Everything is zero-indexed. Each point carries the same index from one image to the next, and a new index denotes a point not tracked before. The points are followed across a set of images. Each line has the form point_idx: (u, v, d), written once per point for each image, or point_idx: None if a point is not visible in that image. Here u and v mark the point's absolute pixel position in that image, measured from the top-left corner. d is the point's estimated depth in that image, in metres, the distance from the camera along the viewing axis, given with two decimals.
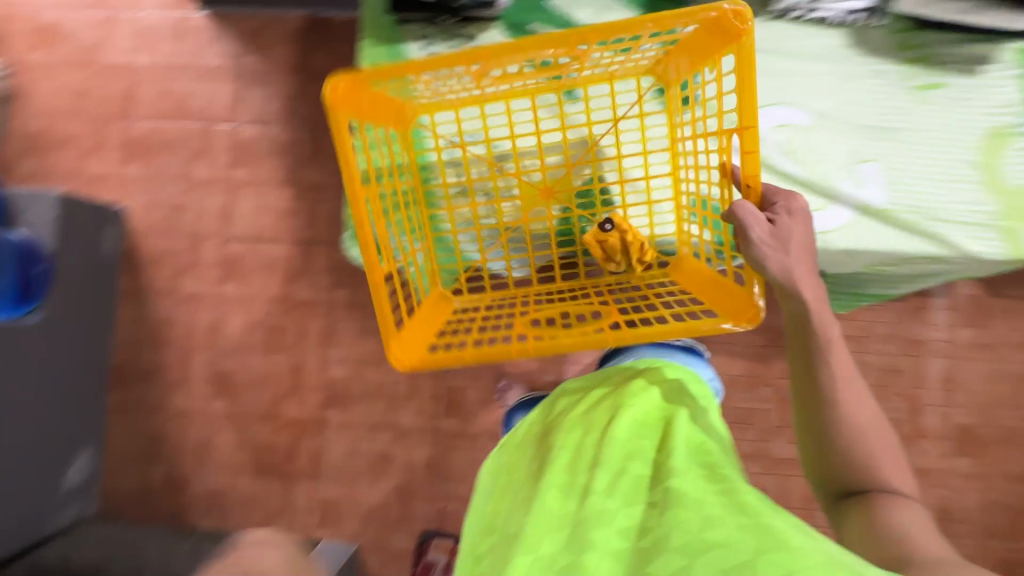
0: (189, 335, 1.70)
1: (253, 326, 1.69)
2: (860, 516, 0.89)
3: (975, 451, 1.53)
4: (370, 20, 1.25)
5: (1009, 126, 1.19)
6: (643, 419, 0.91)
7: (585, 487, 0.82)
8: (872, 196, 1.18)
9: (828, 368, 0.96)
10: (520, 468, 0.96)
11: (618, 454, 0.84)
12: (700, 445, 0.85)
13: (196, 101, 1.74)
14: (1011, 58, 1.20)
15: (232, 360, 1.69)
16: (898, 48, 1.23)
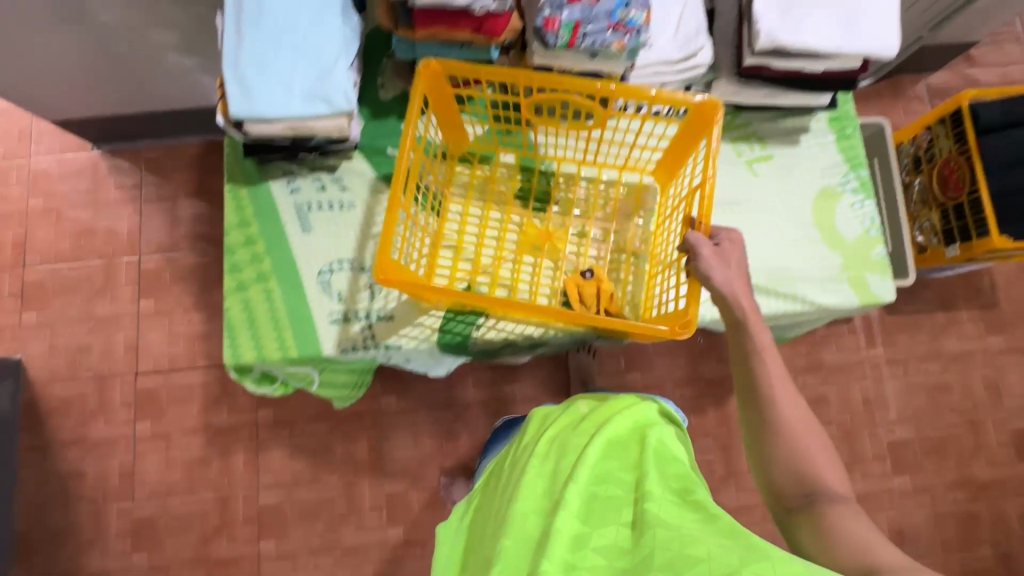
0: (102, 483, 1.57)
1: (172, 463, 1.57)
2: (813, 534, 0.64)
3: (905, 465, 1.56)
4: (225, 168, 0.92)
5: (835, 183, 0.93)
6: (611, 442, 0.74)
7: (556, 505, 0.66)
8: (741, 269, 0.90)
9: (759, 370, 0.75)
10: (487, 505, 0.80)
11: (573, 470, 0.70)
12: (657, 449, 0.72)
13: (95, 239, 1.68)
14: (820, 126, 0.94)
15: (146, 507, 1.56)
16: (719, 128, 0.94)
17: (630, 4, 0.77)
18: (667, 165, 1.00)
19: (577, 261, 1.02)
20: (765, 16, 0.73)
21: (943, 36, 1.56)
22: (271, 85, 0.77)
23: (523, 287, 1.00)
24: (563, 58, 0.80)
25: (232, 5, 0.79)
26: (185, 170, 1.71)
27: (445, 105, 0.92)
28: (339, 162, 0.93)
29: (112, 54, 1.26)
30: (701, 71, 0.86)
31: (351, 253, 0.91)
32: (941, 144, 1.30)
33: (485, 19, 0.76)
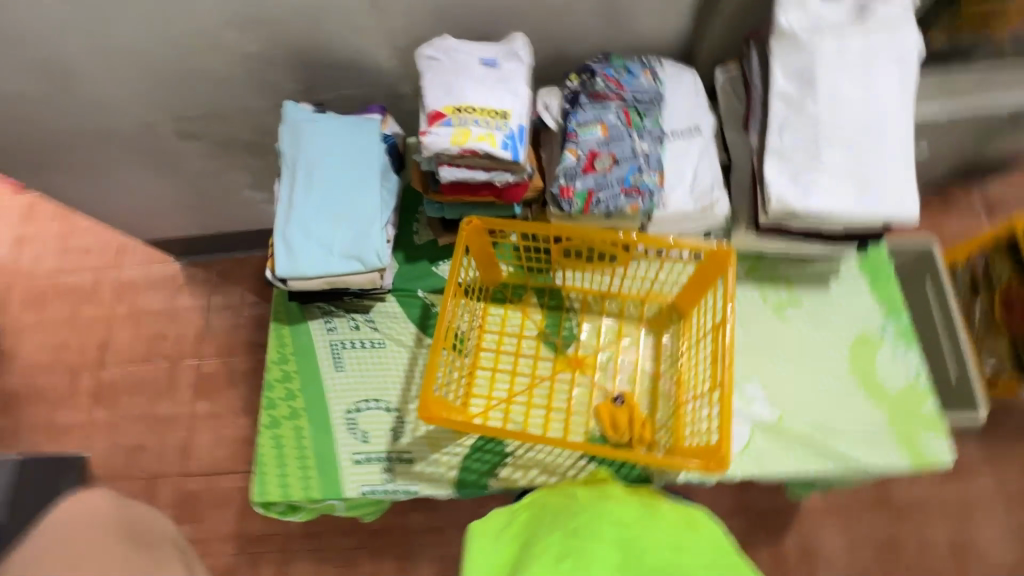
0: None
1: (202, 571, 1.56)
2: None
3: None
4: (272, 308, 1.01)
5: (872, 330, 0.89)
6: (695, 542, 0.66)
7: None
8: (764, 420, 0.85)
9: None
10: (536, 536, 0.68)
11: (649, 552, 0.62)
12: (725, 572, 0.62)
13: (165, 341, 1.77)
14: (851, 270, 0.92)
15: None
16: (743, 272, 0.93)
17: (642, 170, 0.81)
18: (689, 294, 0.89)
19: (608, 387, 0.90)
20: (775, 183, 0.75)
21: (996, 150, 1.51)
22: (313, 247, 0.86)
23: (553, 418, 0.89)
24: (585, 219, 0.84)
25: (286, 176, 0.90)
26: (242, 277, 1.81)
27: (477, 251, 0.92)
28: (372, 303, 1.00)
29: (195, 190, 1.42)
30: (720, 220, 0.87)
31: (379, 392, 0.94)
32: (999, 268, 1.22)
33: (506, 188, 0.83)
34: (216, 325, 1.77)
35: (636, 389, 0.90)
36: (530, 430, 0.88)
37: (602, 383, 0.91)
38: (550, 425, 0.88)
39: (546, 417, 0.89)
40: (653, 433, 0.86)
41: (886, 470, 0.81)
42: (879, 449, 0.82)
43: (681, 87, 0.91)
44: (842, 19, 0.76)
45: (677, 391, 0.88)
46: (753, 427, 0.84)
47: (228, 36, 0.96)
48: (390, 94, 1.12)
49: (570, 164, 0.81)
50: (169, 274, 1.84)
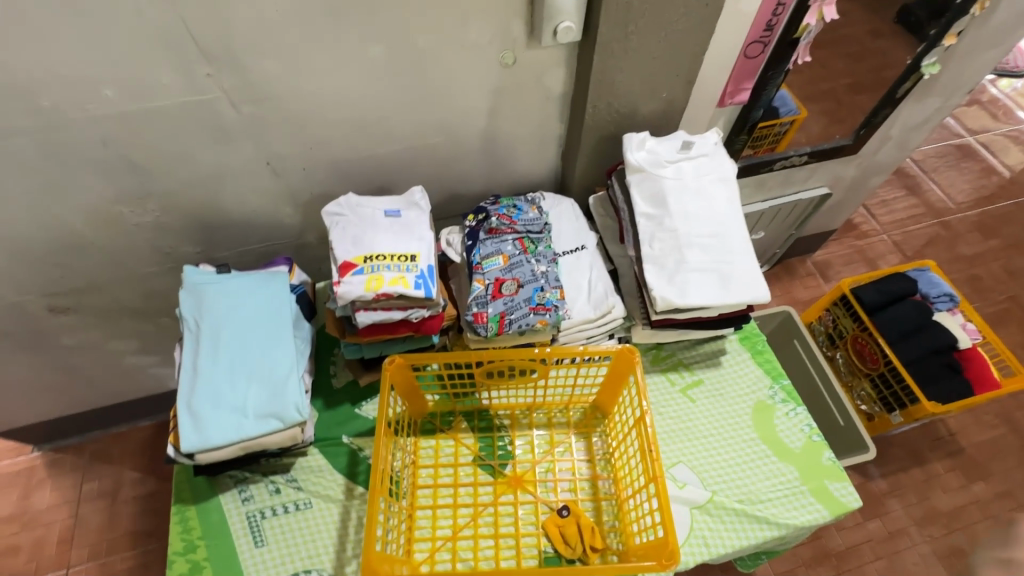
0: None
1: None
2: None
3: None
4: (173, 488, 0.90)
5: (765, 396, 1.01)
6: None
7: None
8: (698, 498, 0.89)
9: None
10: None
11: None
12: None
13: (17, 556, 1.43)
14: (734, 346, 1.06)
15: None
16: (649, 363, 1.03)
17: (544, 288, 0.90)
18: (607, 393, 0.95)
19: (552, 500, 0.90)
20: (656, 285, 0.88)
21: (812, 228, 1.88)
22: (224, 411, 0.81)
23: (503, 547, 0.86)
24: (501, 339, 0.90)
25: (189, 341, 0.86)
26: (123, 453, 1.56)
27: (403, 391, 0.91)
28: (293, 460, 0.93)
29: (69, 365, 1.27)
30: (619, 320, 0.97)
31: (308, 561, 0.85)
32: (844, 323, 1.47)
33: (423, 322, 0.87)
34: (88, 520, 1.48)
35: (579, 496, 0.91)
36: (482, 566, 0.84)
37: (545, 496, 0.91)
38: (502, 557, 0.85)
39: (495, 547, 0.85)
40: (604, 539, 0.86)
41: (811, 521, 0.88)
42: (799, 504, 0.89)
43: (562, 211, 1.06)
44: (673, 152, 0.97)
45: (617, 489, 0.91)
46: (690, 510, 0.88)
47: (120, 210, 0.95)
48: (295, 244, 1.15)
49: (480, 293, 0.89)
50: (23, 468, 1.54)
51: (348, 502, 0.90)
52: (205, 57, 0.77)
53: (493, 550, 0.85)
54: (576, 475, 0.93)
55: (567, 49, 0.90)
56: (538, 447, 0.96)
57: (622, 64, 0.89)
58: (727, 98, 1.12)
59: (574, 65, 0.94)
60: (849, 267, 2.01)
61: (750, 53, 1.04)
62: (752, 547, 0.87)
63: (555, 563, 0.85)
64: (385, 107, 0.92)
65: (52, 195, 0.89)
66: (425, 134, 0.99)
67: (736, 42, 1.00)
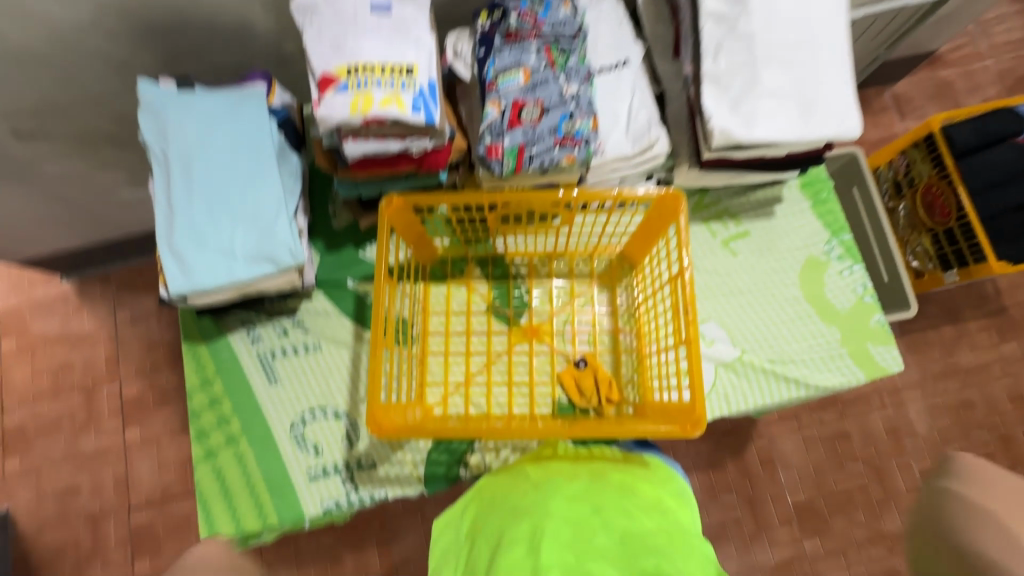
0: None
1: None
2: None
3: None
4: (180, 326, 0.88)
5: (819, 252, 0.88)
6: (630, 508, 0.63)
7: (584, 559, 0.56)
8: (724, 354, 0.84)
9: None
10: (487, 540, 0.61)
11: (585, 533, 0.59)
12: (638, 514, 0.62)
13: (72, 371, 1.36)
14: (793, 193, 0.90)
15: None
16: (690, 210, 0.90)
17: (574, 115, 0.72)
18: (639, 243, 0.84)
19: (569, 352, 0.86)
20: (716, 113, 0.69)
21: (904, 49, 1.53)
22: (210, 254, 0.73)
23: (516, 394, 0.84)
24: (518, 178, 0.76)
25: (159, 174, 0.75)
26: None
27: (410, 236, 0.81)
28: (298, 303, 0.89)
29: (63, 199, 1.15)
30: (661, 159, 0.81)
31: (322, 399, 0.85)
32: (919, 169, 1.26)
33: (425, 156, 0.72)
34: (132, 338, 1.38)
35: (598, 351, 0.86)
36: (495, 411, 0.83)
37: (561, 348, 0.86)
38: (515, 403, 0.84)
39: (509, 393, 0.84)
40: (621, 392, 0.84)
41: (843, 382, 0.83)
42: (834, 365, 0.83)
43: (602, 17, 0.83)
44: None
45: (639, 345, 0.86)
46: (713, 366, 0.83)
47: (47, 6, 0.76)
48: (274, 57, 0.95)
49: (494, 120, 0.72)
50: None
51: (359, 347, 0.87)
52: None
53: (506, 397, 0.83)
54: (596, 328, 0.88)
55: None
56: (557, 298, 0.89)
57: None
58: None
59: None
60: (936, 101, 1.69)
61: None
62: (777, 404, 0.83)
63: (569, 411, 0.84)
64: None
65: None
66: None
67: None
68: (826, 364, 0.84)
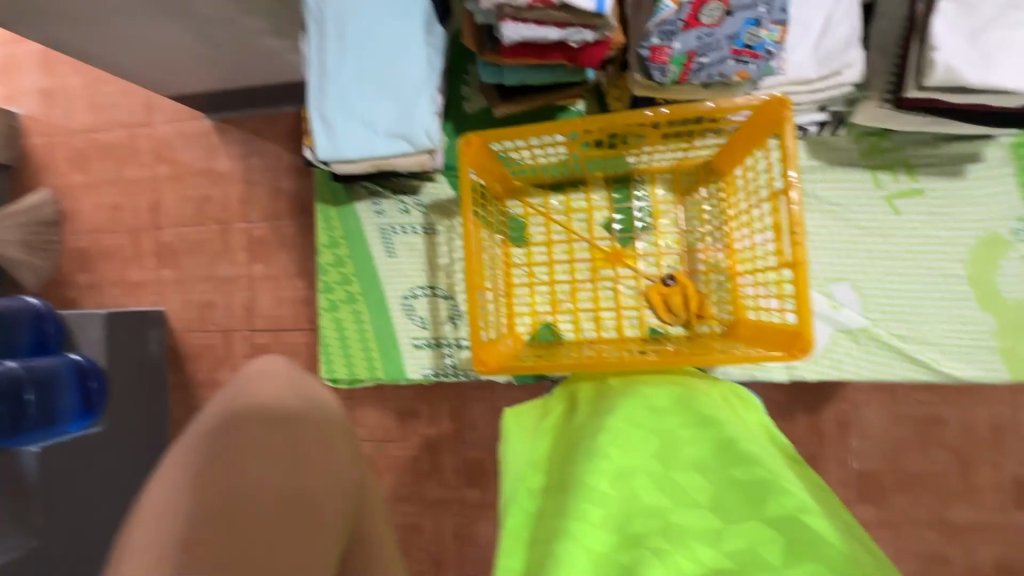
0: None
1: None
2: None
3: None
4: (315, 189, 0.94)
5: (1004, 229, 0.75)
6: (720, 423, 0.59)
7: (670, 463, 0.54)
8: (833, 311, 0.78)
9: None
10: (570, 435, 0.63)
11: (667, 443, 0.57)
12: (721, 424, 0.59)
13: (212, 205, 1.44)
14: (998, 155, 0.75)
15: None
16: (859, 153, 0.78)
17: (761, 22, 0.62)
18: (729, 154, 0.76)
19: (656, 274, 0.84)
20: (941, 45, 0.57)
21: None
22: (355, 124, 0.75)
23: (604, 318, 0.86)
24: (677, 91, 0.69)
25: (314, 33, 0.75)
26: None
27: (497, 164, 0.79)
28: (421, 184, 0.91)
29: (215, 44, 1.09)
30: (847, 89, 0.69)
31: (432, 279, 0.92)
32: None
33: (583, 48, 0.67)
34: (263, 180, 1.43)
35: (686, 265, 0.84)
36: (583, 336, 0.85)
37: (641, 271, 0.85)
38: (603, 329, 0.85)
39: (593, 315, 0.85)
40: (711, 308, 0.82)
41: (981, 364, 0.76)
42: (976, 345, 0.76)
43: None
44: None
45: (729, 262, 0.80)
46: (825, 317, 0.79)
47: None
48: None
49: (669, 15, 0.61)
50: None
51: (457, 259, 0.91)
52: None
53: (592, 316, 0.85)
54: (678, 251, 0.85)
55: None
56: (640, 213, 0.86)
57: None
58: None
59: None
60: None
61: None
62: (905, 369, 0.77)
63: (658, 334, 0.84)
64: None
65: None
66: None
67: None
68: (971, 341, 0.76)
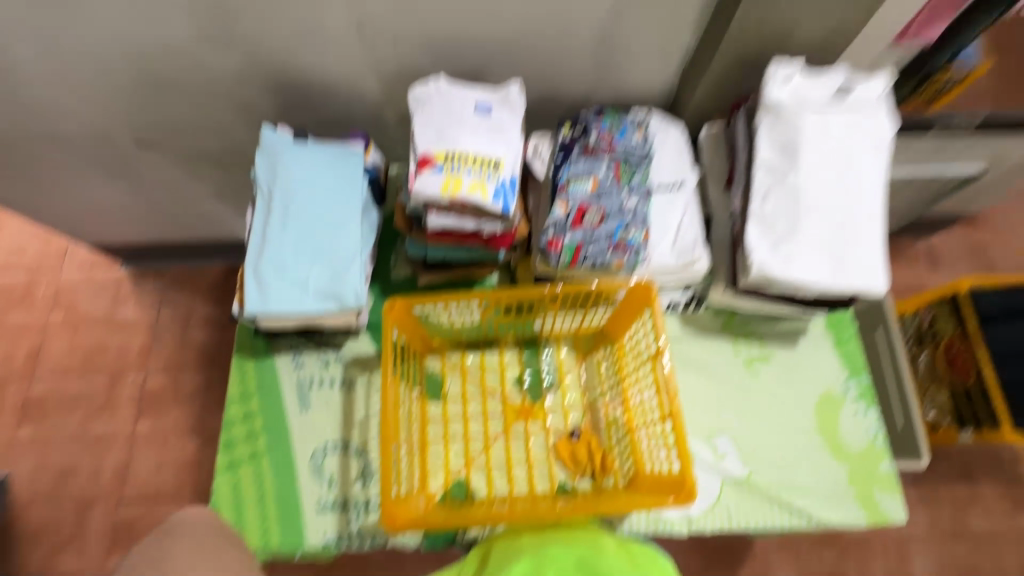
0: None
1: None
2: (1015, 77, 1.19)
3: None
4: (235, 341, 0.95)
5: (836, 389, 0.92)
6: None
7: None
8: (717, 461, 0.87)
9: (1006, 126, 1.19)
10: None
11: None
12: None
13: (105, 355, 1.56)
14: (818, 331, 0.96)
15: None
16: (719, 325, 0.95)
17: (629, 226, 0.82)
18: (618, 322, 0.91)
19: (563, 428, 0.90)
20: (755, 249, 0.78)
21: (941, 209, 1.58)
22: (287, 284, 0.82)
23: (517, 473, 0.88)
24: (571, 271, 0.84)
25: (261, 207, 0.86)
26: (194, 287, 1.63)
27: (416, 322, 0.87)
28: (344, 340, 0.96)
29: None
30: (699, 276, 0.89)
31: (346, 434, 0.91)
32: (944, 324, 1.28)
33: (493, 237, 0.82)
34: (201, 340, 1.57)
35: (590, 420, 0.91)
36: (496, 492, 0.86)
37: (549, 425, 0.91)
38: (515, 484, 0.87)
39: (505, 470, 0.88)
40: (614, 462, 0.88)
41: (845, 510, 0.85)
42: (837, 491, 0.86)
43: (666, 144, 0.93)
44: (824, 98, 0.80)
45: (626, 418, 0.89)
46: (712, 468, 0.87)
47: (202, 53, 0.88)
48: (374, 120, 1.06)
49: (559, 217, 0.81)
50: (107, 284, 1.63)
51: (371, 414, 0.92)
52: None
53: (504, 470, 0.87)
54: (580, 406, 0.93)
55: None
56: (545, 370, 0.95)
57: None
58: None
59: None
60: (969, 261, 1.71)
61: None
62: (786, 518, 0.85)
63: (568, 489, 0.87)
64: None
65: (141, 24, 0.82)
66: (534, 20, 0.84)
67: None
68: (834, 487, 0.87)
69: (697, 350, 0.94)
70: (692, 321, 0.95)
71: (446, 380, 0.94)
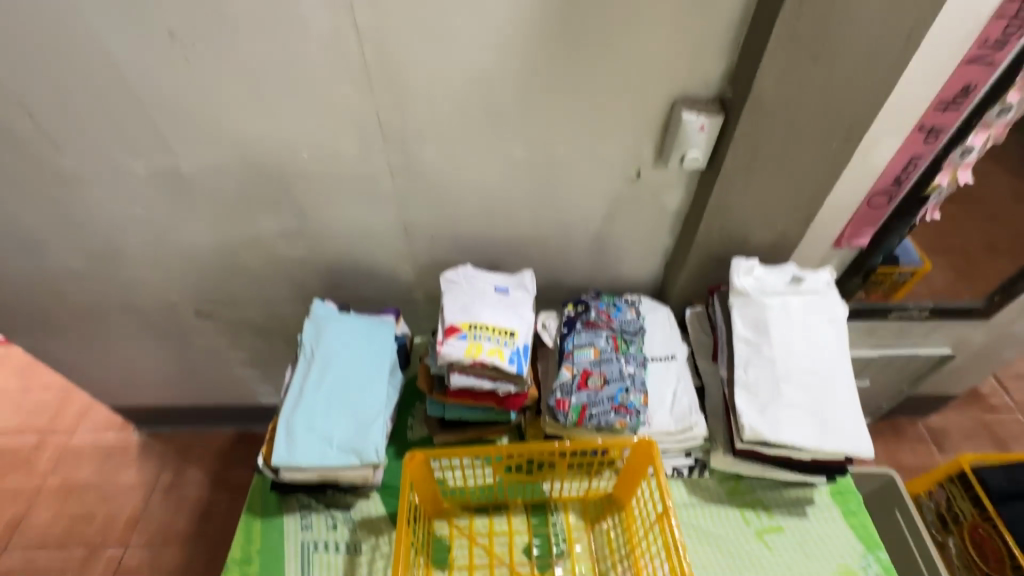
0: None
1: None
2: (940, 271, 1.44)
3: None
4: (248, 498, 0.97)
5: (854, 565, 0.90)
6: None
7: None
8: None
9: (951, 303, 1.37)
10: None
11: None
12: None
13: (91, 524, 1.52)
14: (824, 499, 0.97)
15: None
16: (725, 493, 0.97)
17: (629, 389, 0.91)
18: (624, 485, 0.93)
19: None
20: (746, 412, 0.86)
21: (927, 390, 1.66)
22: (314, 438, 0.89)
23: None
24: (578, 431, 0.91)
25: (302, 366, 0.97)
26: (201, 452, 1.65)
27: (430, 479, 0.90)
28: (355, 500, 0.97)
29: None
30: (699, 439, 0.95)
31: None
32: (960, 504, 1.26)
33: (507, 397, 0.92)
34: (195, 511, 1.54)
35: None
36: None
37: None
38: None
39: None
40: None
41: None
42: None
43: (656, 320, 1.08)
44: (783, 284, 0.96)
45: None
46: None
47: (276, 245, 1.10)
48: (404, 298, 1.24)
49: (566, 380, 0.92)
50: (117, 446, 1.67)
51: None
52: (177, 32, 0.75)
53: None
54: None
55: (716, 119, 0.86)
56: (554, 537, 0.93)
57: (838, 33, 0.71)
58: (931, 136, 0.93)
59: (720, 129, 0.87)
60: (971, 442, 1.73)
61: (980, 57, 0.81)
62: None
63: None
64: (506, 87, 0.83)
65: (234, 224, 1.05)
66: (542, 227, 1.07)
67: (951, 62, 0.82)
68: None
69: (707, 519, 0.94)
70: (698, 488, 0.97)
71: (454, 547, 0.92)
